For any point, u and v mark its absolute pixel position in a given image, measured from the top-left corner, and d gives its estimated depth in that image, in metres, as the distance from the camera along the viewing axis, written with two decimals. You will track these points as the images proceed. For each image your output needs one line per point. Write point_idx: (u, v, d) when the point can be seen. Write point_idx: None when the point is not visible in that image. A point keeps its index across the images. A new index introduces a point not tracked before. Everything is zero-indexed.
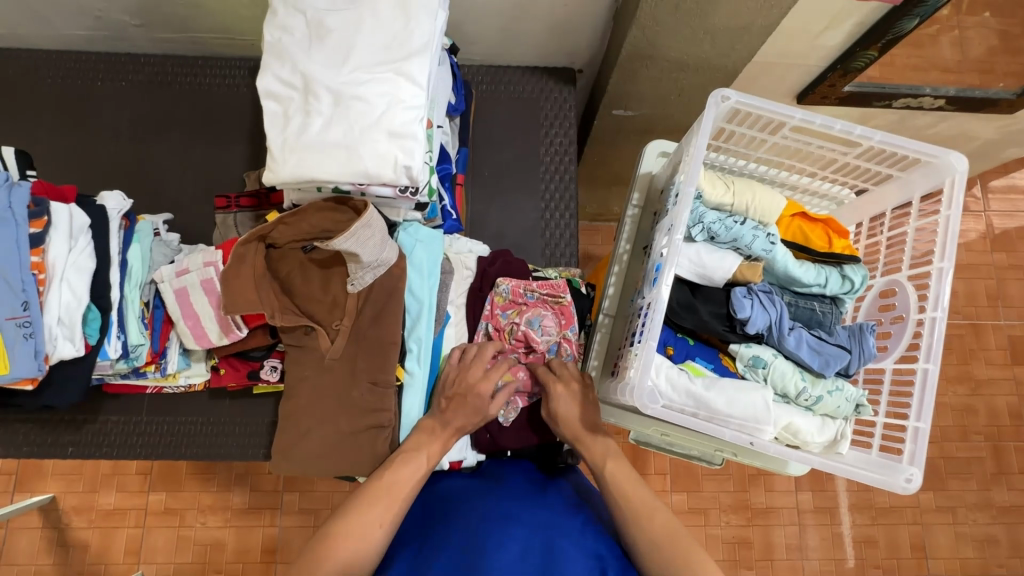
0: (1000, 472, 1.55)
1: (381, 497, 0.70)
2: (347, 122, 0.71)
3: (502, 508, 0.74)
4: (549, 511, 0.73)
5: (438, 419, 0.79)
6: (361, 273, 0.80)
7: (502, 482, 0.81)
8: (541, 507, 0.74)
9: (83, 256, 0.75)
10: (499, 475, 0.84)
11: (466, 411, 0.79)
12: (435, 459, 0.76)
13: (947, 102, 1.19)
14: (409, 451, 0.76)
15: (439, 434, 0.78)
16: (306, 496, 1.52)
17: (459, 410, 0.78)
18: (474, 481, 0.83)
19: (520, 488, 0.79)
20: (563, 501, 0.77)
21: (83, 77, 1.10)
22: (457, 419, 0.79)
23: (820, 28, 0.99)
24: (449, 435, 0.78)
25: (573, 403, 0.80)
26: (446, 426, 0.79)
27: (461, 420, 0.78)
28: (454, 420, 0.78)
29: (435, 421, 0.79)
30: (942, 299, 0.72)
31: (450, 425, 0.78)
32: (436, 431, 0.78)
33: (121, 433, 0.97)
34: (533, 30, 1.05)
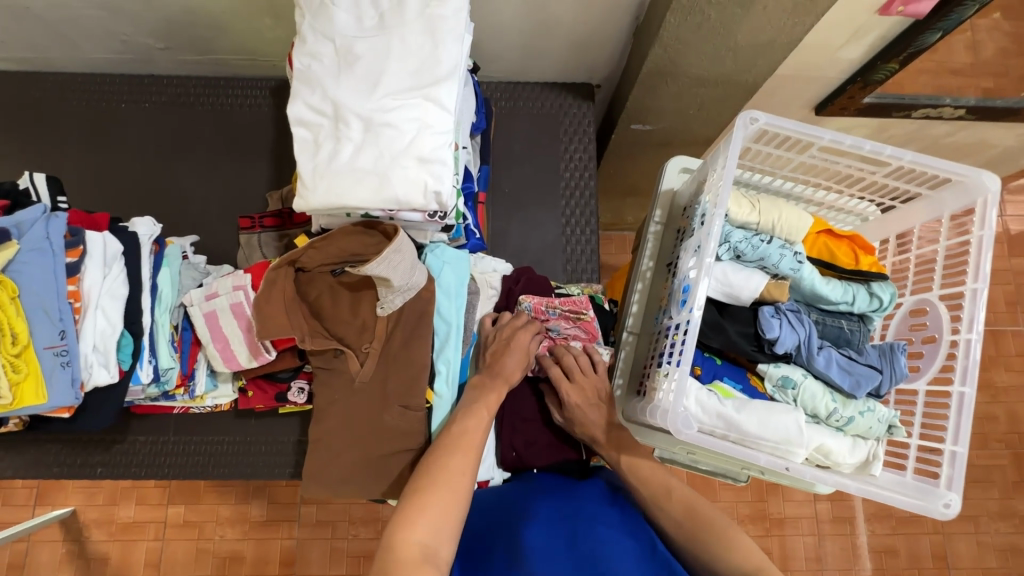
0: (1022, 480, 1.54)
1: (458, 448, 0.70)
2: (376, 149, 0.72)
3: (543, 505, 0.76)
4: (588, 501, 0.76)
5: (486, 373, 0.80)
6: (391, 296, 0.80)
7: (533, 484, 0.83)
8: (580, 500, 0.77)
9: (117, 283, 0.76)
10: (527, 479, 0.85)
11: (513, 360, 0.80)
12: (494, 412, 0.77)
13: (968, 111, 1.18)
14: (469, 405, 0.77)
15: (494, 385, 0.78)
16: (322, 508, 1.52)
17: (505, 359, 0.80)
18: (510, 485, 0.85)
19: (553, 487, 0.81)
20: (597, 489, 0.79)
21: (108, 99, 1.11)
22: (506, 371, 0.80)
23: (842, 42, 0.99)
24: (503, 386, 0.79)
25: (591, 409, 0.82)
26: (497, 376, 0.80)
27: (510, 369, 0.80)
28: (504, 371, 0.80)
29: (485, 376, 0.80)
30: (977, 321, 0.71)
31: (501, 373, 0.79)
32: (489, 384, 0.79)
33: (148, 453, 0.98)
34: (553, 47, 1.05)
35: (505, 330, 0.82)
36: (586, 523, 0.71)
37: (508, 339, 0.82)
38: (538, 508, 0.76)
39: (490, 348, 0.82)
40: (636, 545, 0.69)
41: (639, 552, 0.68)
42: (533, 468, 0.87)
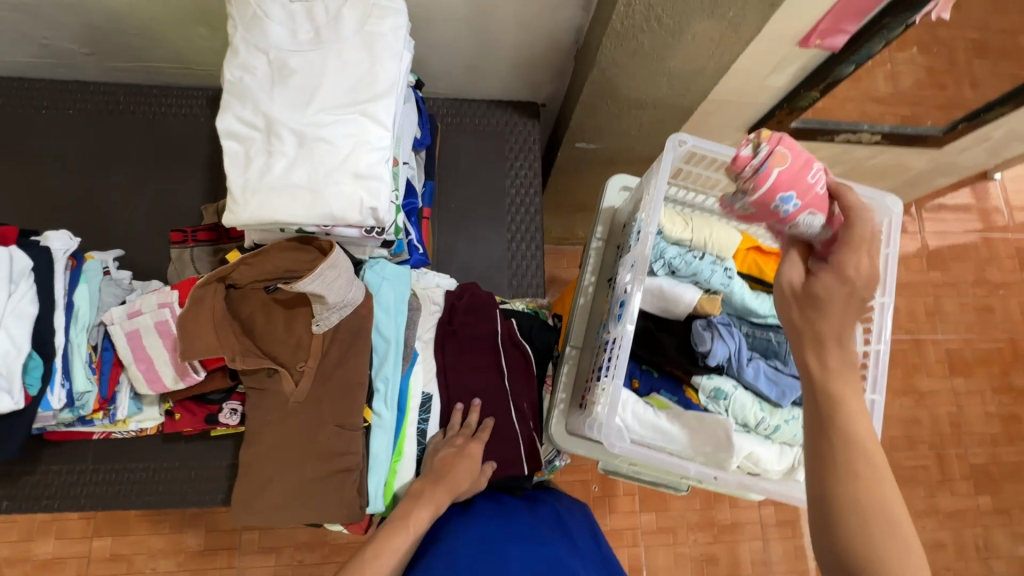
0: (944, 479, 1.64)
1: (407, 517, 0.70)
2: (310, 164, 0.70)
3: (487, 522, 0.75)
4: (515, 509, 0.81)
5: (427, 480, 0.76)
6: (326, 313, 0.78)
7: (472, 504, 0.82)
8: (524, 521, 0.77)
9: (25, 301, 0.72)
10: (468, 500, 0.84)
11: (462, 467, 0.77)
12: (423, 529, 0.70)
13: (883, 137, 1.27)
14: (397, 518, 0.70)
15: (435, 496, 0.73)
16: (266, 533, 1.45)
17: (454, 464, 0.77)
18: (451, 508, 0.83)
19: (497, 507, 0.80)
20: (541, 515, 0.80)
21: (26, 105, 1.04)
22: (452, 477, 0.76)
23: (767, 70, 1.06)
24: (445, 496, 0.74)
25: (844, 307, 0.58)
26: (440, 483, 0.75)
27: (458, 478, 0.76)
28: (449, 477, 0.76)
29: (427, 483, 0.75)
30: (884, 332, 0.76)
31: (445, 484, 0.75)
32: (430, 492, 0.74)
33: (63, 484, 0.91)
34: (498, 66, 1.07)
35: (456, 438, 0.81)
36: (527, 540, 0.72)
37: (460, 448, 0.80)
38: (483, 525, 0.75)
39: (439, 454, 0.79)
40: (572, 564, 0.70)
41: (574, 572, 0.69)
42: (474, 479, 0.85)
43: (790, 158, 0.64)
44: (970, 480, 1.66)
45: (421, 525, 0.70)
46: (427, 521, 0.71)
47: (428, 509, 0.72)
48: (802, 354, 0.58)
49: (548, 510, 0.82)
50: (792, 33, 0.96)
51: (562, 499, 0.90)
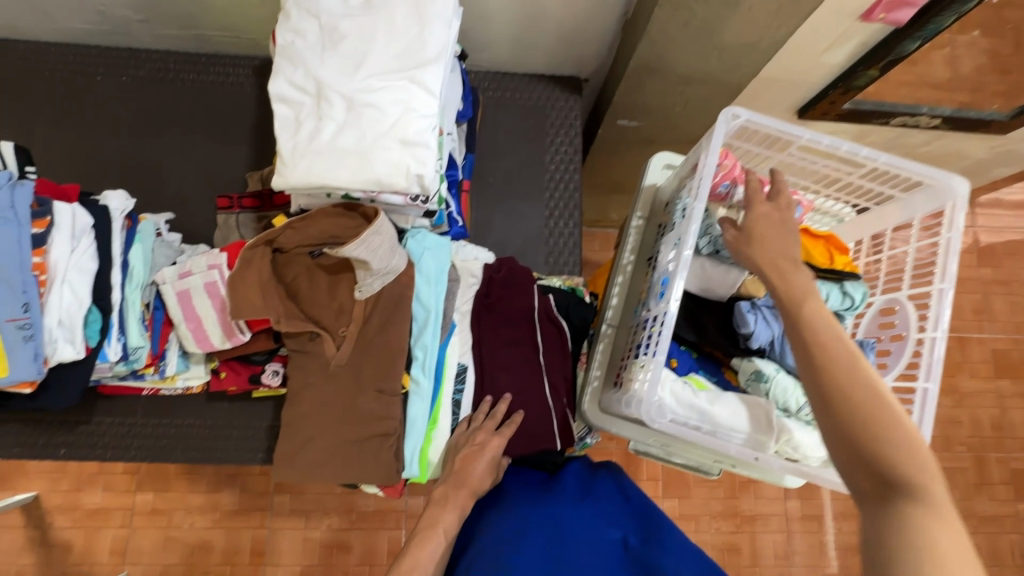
0: (981, 482, 1.59)
1: (434, 522, 0.71)
2: (359, 129, 0.71)
3: (511, 516, 0.73)
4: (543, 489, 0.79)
5: (449, 481, 0.76)
6: (369, 279, 0.80)
7: (498, 492, 0.80)
8: (547, 509, 0.73)
9: (86, 256, 0.74)
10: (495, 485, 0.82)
11: (479, 467, 0.77)
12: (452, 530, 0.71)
13: (943, 121, 1.20)
14: (424, 524, 0.71)
15: (458, 498, 0.74)
16: (296, 497, 1.50)
17: (473, 466, 0.77)
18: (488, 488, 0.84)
19: (521, 495, 0.77)
20: (565, 493, 0.76)
21: (83, 72, 1.07)
22: (472, 478, 0.76)
23: (825, 47, 1.01)
24: (467, 497, 0.75)
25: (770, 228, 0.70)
26: (462, 487, 0.76)
27: (477, 479, 0.76)
28: (469, 479, 0.76)
29: (449, 484, 0.76)
30: (943, 319, 0.73)
31: (466, 486, 0.75)
32: (452, 495, 0.75)
33: (115, 435, 0.95)
34: (542, 39, 1.05)
35: (476, 433, 0.80)
36: (550, 534, 0.69)
37: (479, 446, 0.78)
38: (506, 522, 0.72)
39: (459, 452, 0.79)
40: (607, 550, 0.67)
41: (610, 559, 0.66)
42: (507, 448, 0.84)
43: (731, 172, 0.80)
44: (1009, 486, 1.59)
45: (450, 529, 0.71)
46: (454, 524, 0.72)
47: (450, 514, 0.72)
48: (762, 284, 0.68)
49: (573, 483, 0.78)
50: (854, 7, 0.91)
51: (588, 459, 0.86)
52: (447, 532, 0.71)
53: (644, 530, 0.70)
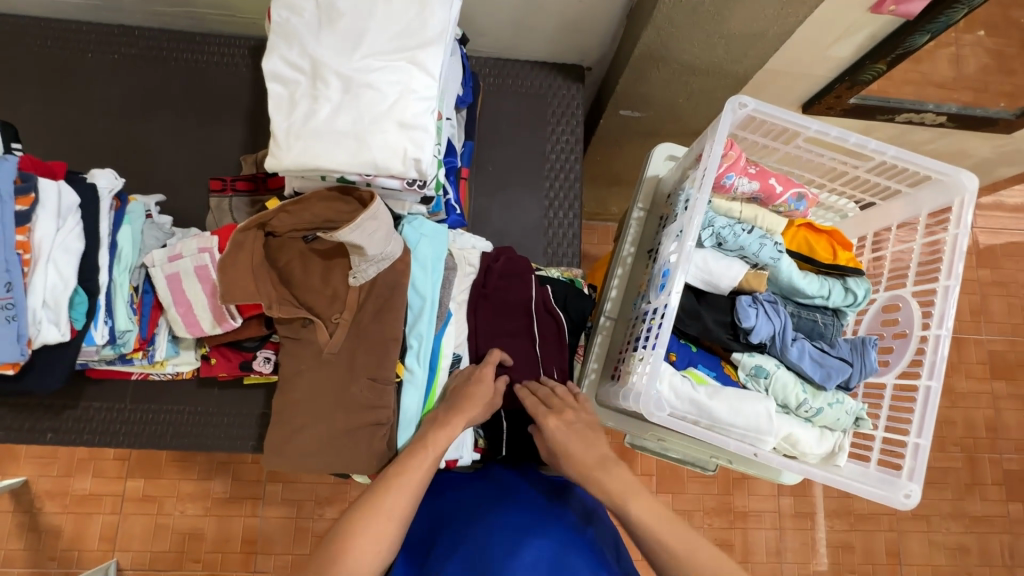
0: (974, 483, 1.59)
1: (427, 440, 0.72)
2: (355, 110, 0.69)
3: (501, 521, 0.72)
4: (541, 502, 0.77)
5: (443, 411, 0.76)
6: (363, 265, 0.78)
7: (504, 490, 0.80)
8: (552, 523, 0.71)
9: (72, 236, 0.72)
10: (500, 481, 0.83)
11: (471, 394, 0.76)
12: (443, 450, 0.71)
13: (949, 119, 1.18)
14: (415, 445, 0.72)
15: (450, 420, 0.74)
16: (289, 486, 1.49)
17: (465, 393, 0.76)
18: (479, 488, 0.82)
19: (530, 499, 0.77)
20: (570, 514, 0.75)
21: (74, 49, 1.05)
22: (465, 403, 0.75)
23: (832, 39, 0.99)
24: (460, 420, 0.74)
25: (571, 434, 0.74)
26: (455, 412, 0.75)
27: (469, 404, 0.75)
28: (464, 404, 0.75)
29: (444, 411, 0.76)
30: (948, 317, 0.72)
31: (459, 410, 0.74)
32: (445, 419, 0.74)
33: (103, 421, 0.94)
34: (545, 24, 1.03)
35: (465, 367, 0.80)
36: (547, 538, 0.68)
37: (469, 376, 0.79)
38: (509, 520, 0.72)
39: (453, 387, 0.79)
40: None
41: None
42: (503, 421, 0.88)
43: (736, 162, 0.79)
44: (1001, 486, 1.60)
45: (442, 446, 0.71)
46: (447, 442, 0.72)
47: (445, 430, 0.73)
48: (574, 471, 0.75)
49: (576, 512, 0.77)
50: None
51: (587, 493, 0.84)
52: (439, 448, 0.71)
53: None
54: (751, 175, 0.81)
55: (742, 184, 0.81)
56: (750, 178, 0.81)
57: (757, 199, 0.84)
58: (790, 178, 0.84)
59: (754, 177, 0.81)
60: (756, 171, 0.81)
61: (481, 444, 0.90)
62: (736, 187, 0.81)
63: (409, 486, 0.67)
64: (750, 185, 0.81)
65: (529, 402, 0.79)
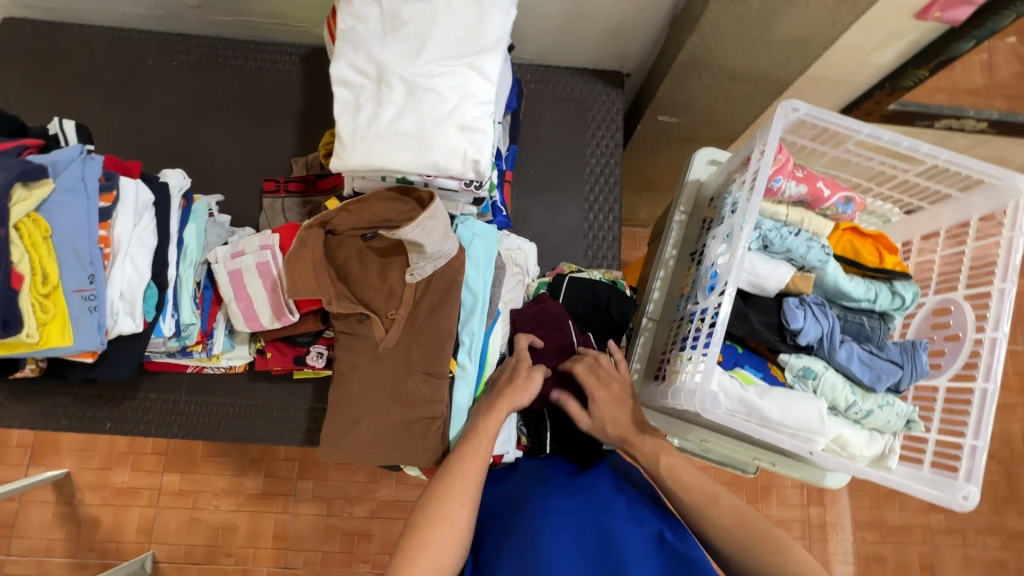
0: (1011, 497, 1.56)
1: (478, 428, 0.74)
2: (419, 113, 0.72)
3: (546, 500, 0.74)
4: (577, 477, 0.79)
5: (489, 398, 0.79)
6: (422, 263, 0.81)
7: (538, 478, 0.82)
8: (594, 496, 0.75)
9: (147, 232, 0.76)
10: (534, 472, 0.84)
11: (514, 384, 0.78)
12: (494, 437, 0.74)
13: (991, 126, 1.19)
14: (469, 432, 0.75)
15: (497, 406, 0.76)
16: (319, 484, 1.51)
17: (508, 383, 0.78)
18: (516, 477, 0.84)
19: (563, 480, 0.79)
20: (605, 481, 0.78)
21: (136, 56, 1.10)
22: (510, 392, 0.77)
23: (875, 45, 0.99)
24: (506, 407, 0.76)
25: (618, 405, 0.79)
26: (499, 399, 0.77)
27: (513, 394, 0.77)
28: (506, 391, 0.77)
29: (489, 399, 0.78)
30: (1004, 320, 0.72)
31: (504, 396, 0.77)
32: (491, 406, 0.77)
33: (159, 411, 0.97)
34: (589, 31, 1.05)
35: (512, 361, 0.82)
36: (592, 514, 0.72)
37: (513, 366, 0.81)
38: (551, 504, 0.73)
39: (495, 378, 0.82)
40: (645, 538, 0.68)
41: (646, 545, 0.68)
42: (546, 420, 0.86)
43: (785, 167, 0.80)
44: None
45: (494, 431, 0.74)
46: (499, 424, 0.75)
47: (493, 417, 0.75)
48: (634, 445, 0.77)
49: (608, 475, 0.80)
50: (911, 5, 0.89)
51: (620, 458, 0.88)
52: (490, 435, 0.74)
53: (677, 528, 0.72)
54: (800, 180, 0.82)
55: (790, 189, 0.82)
56: (800, 183, 0.82)
57: (804, 202, 0.85)
58: (837, 183, 0.85)
59: (802, 182, 0.82)
60: (804, 175, 0.82)
61: (523, 442, 0.90)
62: (783, 192, 0.82)
63: (471, 471, 0.69)
64: (798, 190, 0.82)
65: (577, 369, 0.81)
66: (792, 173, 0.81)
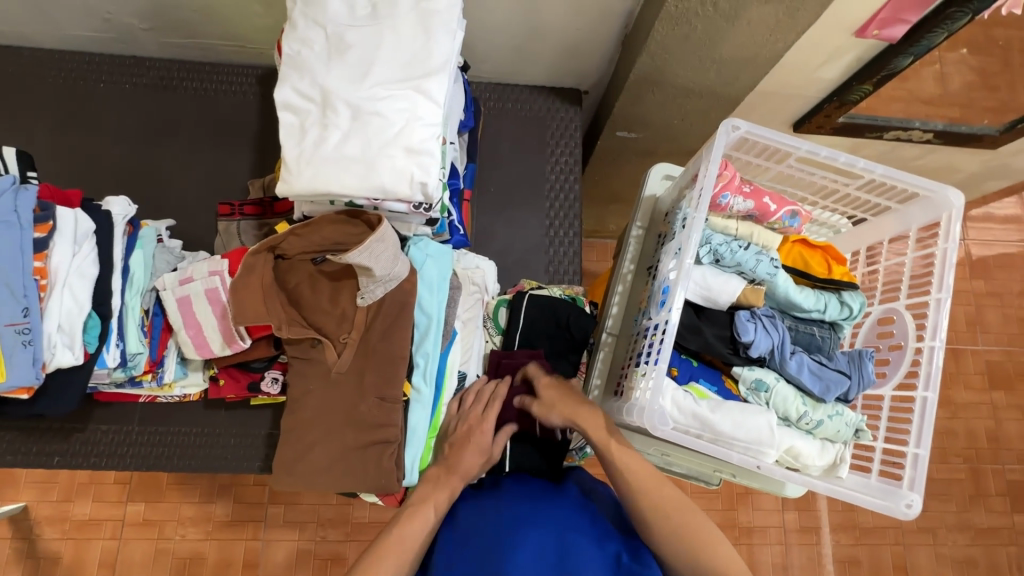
0: (978, 494, 1.59)
1: (426, 499, 0.74)
2: (364, 137, 0.71)
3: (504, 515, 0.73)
4: (539, 491, 0.78)
5: (443, 465, 0.79)
6: (372, 286, 0.80)
7: (502, 489, 0.79)
8: (554, 511, 0.73)
9: (88, 262, 0.74)
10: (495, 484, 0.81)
11: (471, 451, 0.79)
12: (442, 510, 0.74)
13: (936, 135, 1.21)
14: (415, 504, 0.74)
15: (448, 481, 0.76)
16: (291, 508, 1.48)
17: (462, 454, 0.78)
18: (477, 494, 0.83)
19: (522, 492, 0.77)
20: (572, 499, 0.77)
21: (87, 79, 1.08)
22: (463, 464, 0.78)
23: (820, 62, 1.02)
24: (457, 481, 0.76)
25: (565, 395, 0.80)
26: (453, 472, 0.78)
27: (466, 465, 0.78)
28: (460, 464, 0.78)
29: (441, 470, 0.78)
30: (941, 329, 0.74)
31: (457, 470, 0.77)
32: (444, 478, 0.77)
33: (111, 443, 0.94)
34: (544, 50, 1.07)
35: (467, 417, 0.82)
36: (550, 532, 0.70)
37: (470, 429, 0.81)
38: (515, 518, 0.72)
39: (450, 440, 0.82)
40: (603, 561, 0.67)
41: (604, 569, 0.67)
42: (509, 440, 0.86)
43: (731, 183, 0.82)
44: (1005, 497, 1.60)
45: (439, 509, 0.74)
46: (446, 500, 0.75)
47: (443, 492, 0.75)
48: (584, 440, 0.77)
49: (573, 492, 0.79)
50: (849, 23, 0.92)
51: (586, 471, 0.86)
52: (439, 507, 0.74)
53: (635, 546, 0.71)
54: (746, 195, 0.84)
55: (737, 204, 0.84)
56: (746, 198, 0.84)
57: (752, 216, 0.86)
58: (783, 197, 0.87)
59: (749, 197, 0.84)
60: (750, 190, 0.84)
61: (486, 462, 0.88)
62: (732, 207, 0.84)
63: (400, 556, 0.68)
64: (744, 205, 0.84)
65: (529, 373, 0.84)
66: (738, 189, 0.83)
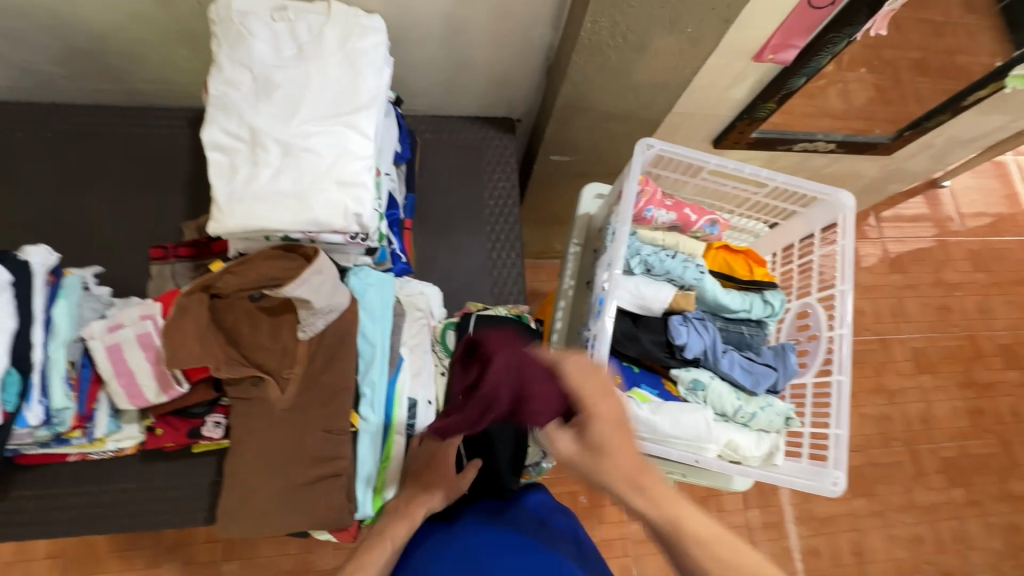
0: (918, 474, 1.70)
1: (384, 529, 0.73)
2: (295, 173, 0.73)
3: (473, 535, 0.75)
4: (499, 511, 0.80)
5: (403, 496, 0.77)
6: (312, 319, 0.81)
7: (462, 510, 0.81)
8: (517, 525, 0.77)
9: (2, 314, 0.71)
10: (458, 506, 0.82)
11: (433, 477, 0.78)
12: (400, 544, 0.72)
13: (837, 146, 1.32)
14: (375, 535, 0.72)
15: (411, 512, 0.74)
16: (247, 563, 1.39)
17: (428, 477, 0.77)
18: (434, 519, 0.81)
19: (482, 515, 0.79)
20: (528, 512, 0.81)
21: (3, 128, 1.04)
22: (428, 494, 0.76)
23: (727, 84, 1.12)
24: (421, 513, 0.75)
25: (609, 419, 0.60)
26: (416, 501, 0.76)
27: (431, 493, 0.76)
28: (425, 494, 0.76)
29: (403, 500, 0.77)
30: (846, 317, 0.82)
31: (420, 498, 0.75)
32: (407, 509, 0.75)
33: (35, 510, 0.88)
34: (472, 83, 1.12)
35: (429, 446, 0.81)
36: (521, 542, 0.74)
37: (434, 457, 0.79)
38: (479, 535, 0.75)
39: (415, 467, 0.80)
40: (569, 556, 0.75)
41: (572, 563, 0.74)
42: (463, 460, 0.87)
43: (652, 198, 0.88)
44: (942, 474, 1.71)
45: (400, 540, 0.72)
46: (405, 533, 0.73)
47: (404, 524, 0.73)
48: (621, 494, 0.58)
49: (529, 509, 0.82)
50: (746, 48, 1.02)
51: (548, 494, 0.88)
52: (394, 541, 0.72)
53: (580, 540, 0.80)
54: (667, 207, 0.90)
55: (660, 217, 0.90)
56: (669, 211, 0.90)
57: (676, 227, 0.93)
58: (703, 208, 0.94)
59: (671, 210, 0.90)
60: (672, 204, 0.90)
61: None
62: (656, 220, 0.90)
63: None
64: (666, 217, 0.90)
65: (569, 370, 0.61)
66: (660, 202, 0.89)
